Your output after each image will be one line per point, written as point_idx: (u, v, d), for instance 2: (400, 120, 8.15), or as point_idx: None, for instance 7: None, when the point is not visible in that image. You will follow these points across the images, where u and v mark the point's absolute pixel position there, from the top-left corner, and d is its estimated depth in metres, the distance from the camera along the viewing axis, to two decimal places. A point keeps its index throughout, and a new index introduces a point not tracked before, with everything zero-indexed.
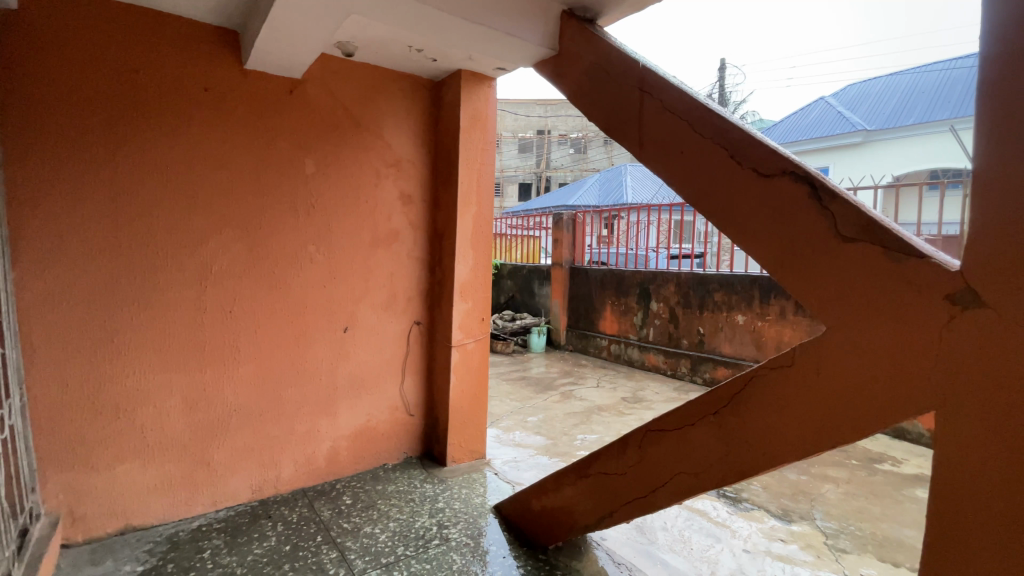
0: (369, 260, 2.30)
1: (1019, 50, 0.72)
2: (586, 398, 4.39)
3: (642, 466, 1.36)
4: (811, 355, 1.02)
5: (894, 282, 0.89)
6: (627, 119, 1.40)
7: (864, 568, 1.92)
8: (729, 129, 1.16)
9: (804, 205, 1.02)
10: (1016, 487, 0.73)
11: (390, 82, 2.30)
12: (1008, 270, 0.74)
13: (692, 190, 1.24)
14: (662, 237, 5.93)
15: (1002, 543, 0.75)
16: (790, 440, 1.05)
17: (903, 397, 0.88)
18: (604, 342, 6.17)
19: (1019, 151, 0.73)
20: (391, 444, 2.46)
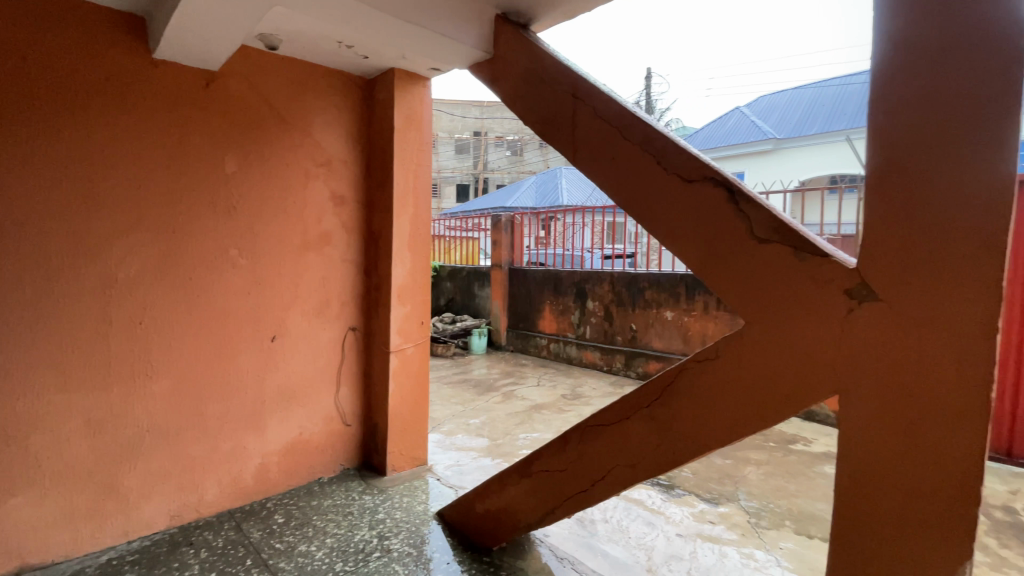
0: (300, 264, 2.20)
1: (898, 77, 0.82)
2: (527, 397, 4.45)
3: (582, 461, 1.39)
4: (732, 348, 1.08)
5: (803, 279, 0.97)
6: (562, 123, 1.43)
7: (783, 541, 2.08)
8: (656, 137, 1.22)
9: (723, 209, 1.09)
10: (906, 456, 0.84)
11: (318, 78, 2.21)
12: (899, 267, 0.84)
13: (623, 193, 1.29)
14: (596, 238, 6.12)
15: (898, 508, 0.85)
16: (716, 430, 1.10)
17: (812, 383, 0.96)
18: (544, 341, 6.28)
19: (901, 163, 0.83)
20: (327, 456, 2.35)
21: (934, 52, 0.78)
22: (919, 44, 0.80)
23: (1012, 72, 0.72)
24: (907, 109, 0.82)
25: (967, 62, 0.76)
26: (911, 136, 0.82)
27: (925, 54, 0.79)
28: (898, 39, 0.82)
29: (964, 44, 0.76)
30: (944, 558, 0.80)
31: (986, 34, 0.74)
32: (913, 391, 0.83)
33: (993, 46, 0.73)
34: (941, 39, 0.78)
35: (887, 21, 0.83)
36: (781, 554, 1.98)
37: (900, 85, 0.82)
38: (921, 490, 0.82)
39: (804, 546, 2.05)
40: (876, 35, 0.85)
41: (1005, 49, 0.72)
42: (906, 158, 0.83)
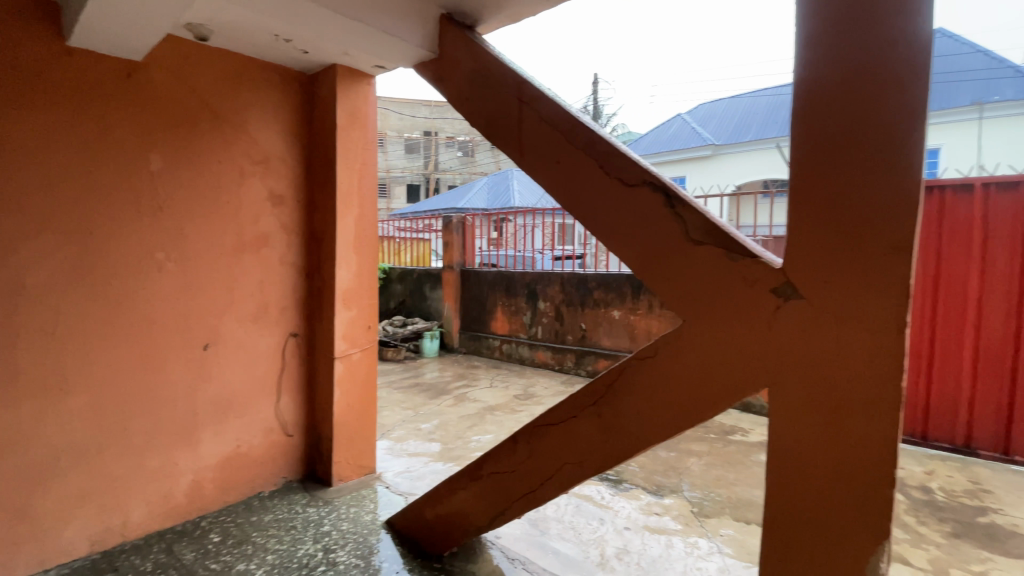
0: (235, 267, 2.08)
1: (817, 88, 0.88)
2: (479, 399, 4.44)
3: (531, 462, 1.39)
4: (672, 345, 1.11)
5: (734, 278, 1.02)
6: (507, 126, 1.44)
7: (723, 528, 2.19)
8: (599, 142, 1.24)
9: (661, 212, 1.13)
10: (827, 442, 0.90)
11: (255, 73, 2.10)
12: (818, 267, 0.90)
13: (567, 196, 1.30)
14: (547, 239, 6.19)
15: (821, 492, 0.91)
16: (657, 425, 1.14)
17: (743, 377, 1.01)
18: (496, 342, 6.29)
19: (819, 169, 0.89)
20: (267, 468, 2.24)
21: (848, 68, 0.85)
22: (835, 59, 0.86)
23: (914, 89, 0.79)
24: (825, 119, 0.88)
25: (875, 79, 0.82)
26: (829, 145, 0.88)
27: (840, 70, 0.86)
28: (816, 55, 0.88)
29: (873, 62, 0.82)
30: (861, 535, 0.87)
31: (891, 53, 0.81)
32: (832, 381, 0.89)
33: (898, 65, 0.80)
34: (853, 56, 0.84)
35: (807, 38, 0.89)
36: (722, 540, 2.08)
37: (819, 97, 0.88)
38: (840, 473, 0.89)
39: (743, 531, 2.16)
40: (797, 50, 0.91)
41: (908, 68, 0.79)
42: (824, 165, 0.89)
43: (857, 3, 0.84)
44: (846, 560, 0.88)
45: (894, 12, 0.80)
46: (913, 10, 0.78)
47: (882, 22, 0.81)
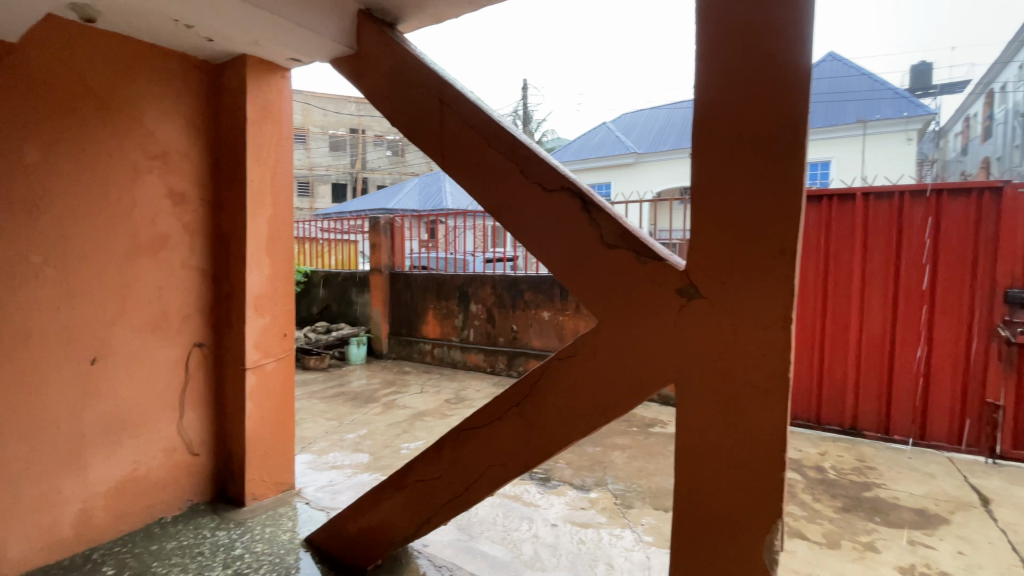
0: (128, 273, 1.88)
1: (716, 99, 0.94)
2: (408, 405, 4.36)
3: (455, 467, 1.35)
4: (589, 345, 1.13)
5: (644, 280, 1.07)
6: (428, 127, 1.40)
7: (644, 517, 2.29)
8: (519, 146, 1.24)
9: (578, 216, 1.16)
10: (727, 430, 0.97)
11: (151, 59, 1.92)
12: (716, 268, 0.96)
13: (489, 199, 1.30)
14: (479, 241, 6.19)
15: (722, 477, 0.97)
16: (576, 422, 1.14)
17: (654, 373, 1.05)
18: (427, 346, 6.21)
19: (718, 176, 0.95)
20: (168, 493, 2.05)
21: (742, 86, 0.92)
22: (731, 74, 0.93)
23: (796, 104, 0.87)
24: (724, 128, 0.94)
25: (765, 94, 0.89)
26: (728, 152, 0.94)
27: (736, 87, 0.92)
28: (715, 72, 0.94)
29: (764, 82, 0.89)
30: (758, 514, 0.94)
31: (778, 74, 0.88)
32: (730, 373, 0.96)
33: (784, 86, 0.88)
34: (745, 72, 0.91)
35: (706, 56, 0.95)
36: (642, 530, 2.18)
37: (718, 112, 0.94)
38: (738, 458, 0.95)
39: (662, 519, 2.28)
40: (698, 66, 0.96)
41: (792, 90, 0.87)
42: (722, 175, 0.95)
43: (750, 25, 0.90)
44: (745, 541, 0.95)
45: (781, 37, 0.88)
46: (795, 38, 0.86)
47: (771, 42, 0.88)
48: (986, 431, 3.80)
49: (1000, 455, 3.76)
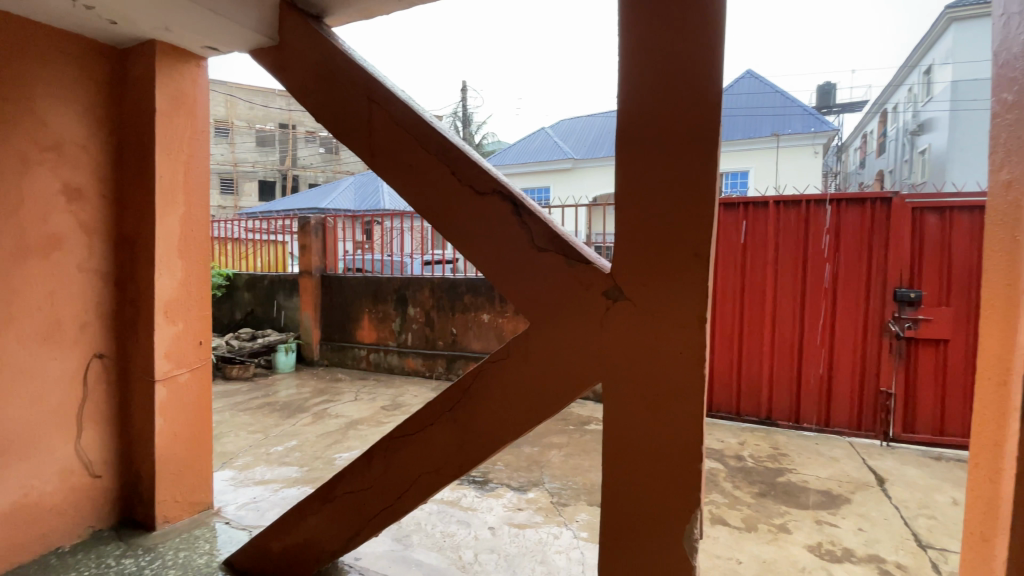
0: (12, 278, 1.67)
1: (637, 108, 0.98)
2: (340, 414, 4.52)
3: (385, 477, 1.31)
4: (520, 347, 1.13)
5: (572, 283, 1.08)
6: (355, 125, 1.35)
7: (580, 514, 2.35)
8: (450, 147, 1.21)
9: (508, 219, 1.15)
10: (651, 425, 1.00)
11: (40, 38, 1.72)
12: (640, 272, 1.00)
13: (419, 200, 1.26)
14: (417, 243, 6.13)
15: (648, 470, 1.01)
16: (508, 426, 1.13)
17: (581, 373, 1.06)
18: (363, 352, 6.13)
19: (641, 183, 0.99)
20: (63, 522, 1.83)
21: (660, 97, 0.96)
22: (651, 85, 0.97)
23: (708, 116, 0.92)
24: (646, 138, 0.98)
25: (682, 105, 0.94)
26: (650, 160, 0.98)
27: (656, 97, 0.96)
28: (636, 81, 0.98)
29: (681, 93, 0.94)
30: (680, 503, 0.98)
31: (692, 87, 0.93)
32: (653, 370, 0.99)
33: (698, 97, 0.93)
34: (662, 85, 0.96)
35: (628, 66, 0.98)
36: (578, 526, 2.24)
37: (640, 119, 0.98)
38: (661, 451, 1.00)
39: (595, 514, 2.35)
40: (621, 76, 0.99)
41: (707, 102, 0.92)
42: (644, 180, 0.99)
43: (668, 40, 0.95)
44: (668, 531, 0.99)
45: (696, 53, 0.92)
46: (709, 53, 0.91)
47: (687, 56, 0.93)
48: (880, 416, 4.25)
49: (893, 438, 4.21)
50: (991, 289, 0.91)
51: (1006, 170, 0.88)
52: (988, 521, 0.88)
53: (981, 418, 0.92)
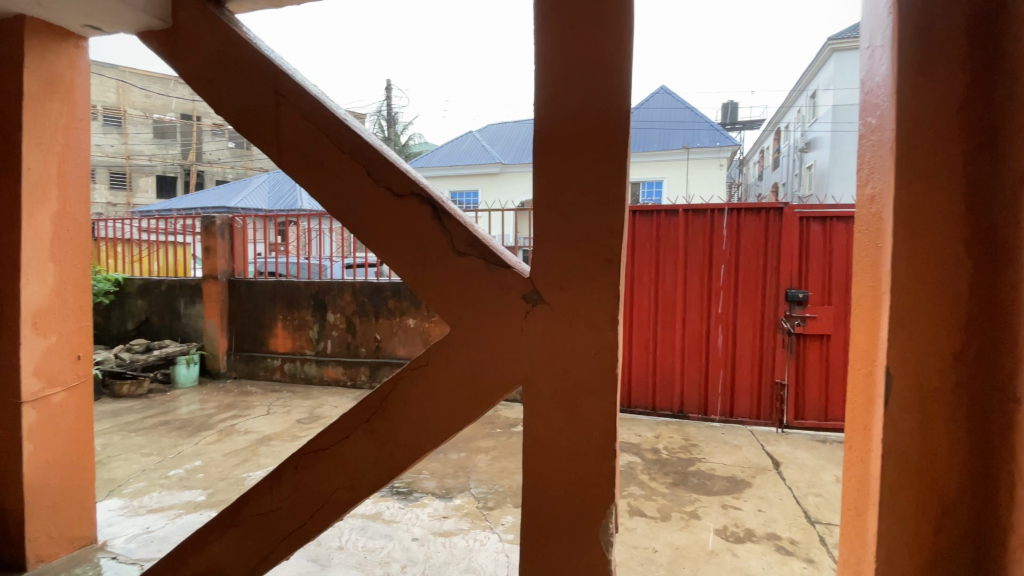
0: None
1: (554, 116, 1.00)
2: (250, 430, 4.82)
3: (296, 496, 1.22)
4: (441, 353, 1.10)
5: (492, 287, 1.07)
6: (261, 119, 1.26)
7: (504, 518, 2.52)
8: (365, 147, 1.16)
9: (427, 223, 1.11)
10: (571, 425, 1.03)
11: None
12: (562, 276, 1.02)
13: (332, 201, 1.19)
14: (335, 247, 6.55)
15: (568, 469, 1.03)
16: (429, 435, 1.10)
17: (503, 377, 1.06)
18: (276, 362, 6.43)
19: (558, 190, 1.01)
20: None
21: (574, 106, 0.99)
22: (567, 94, 0.99)
23: (618, 126, 0.96)
24: (561, 145, 1.01)
25: (596, 116, 0.98)
26: (567, 167, 1.01)
27: (571, 106, 0.99)
28: (552, 89, 1.00)
29: (593, 104, 0.98)
30: (598, 499, 1.01)
31: (604, 98, 0.97)
32: (572, 372, 1.02)
33: (610, 108, 0.97)
34: (576, 94, 0.99)
35: (544, 74, 1.00)
36: (502, 530, 2.38)
37: (557, 126, 1.01)
38: (581, 449, 1.02)
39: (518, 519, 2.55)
40: (537, 84, 1.01)
41: (617, 113, 0.96)
42: (560, 185, 1.01)
43: (583, 50, 0.98)
44: (585, 528, 1.02)
45: (609, 65, 0.96)
46: (619, 67, 0.96)
47: (600, 67, 0.97)
48: (775, 405, 4.72)
49: (786, 425, 4.68)
50: (859, 291, 1.02)
51: (869, 185, 0.99)
52: (861, 498, 0.98)
53: (853, 407, 1.02)
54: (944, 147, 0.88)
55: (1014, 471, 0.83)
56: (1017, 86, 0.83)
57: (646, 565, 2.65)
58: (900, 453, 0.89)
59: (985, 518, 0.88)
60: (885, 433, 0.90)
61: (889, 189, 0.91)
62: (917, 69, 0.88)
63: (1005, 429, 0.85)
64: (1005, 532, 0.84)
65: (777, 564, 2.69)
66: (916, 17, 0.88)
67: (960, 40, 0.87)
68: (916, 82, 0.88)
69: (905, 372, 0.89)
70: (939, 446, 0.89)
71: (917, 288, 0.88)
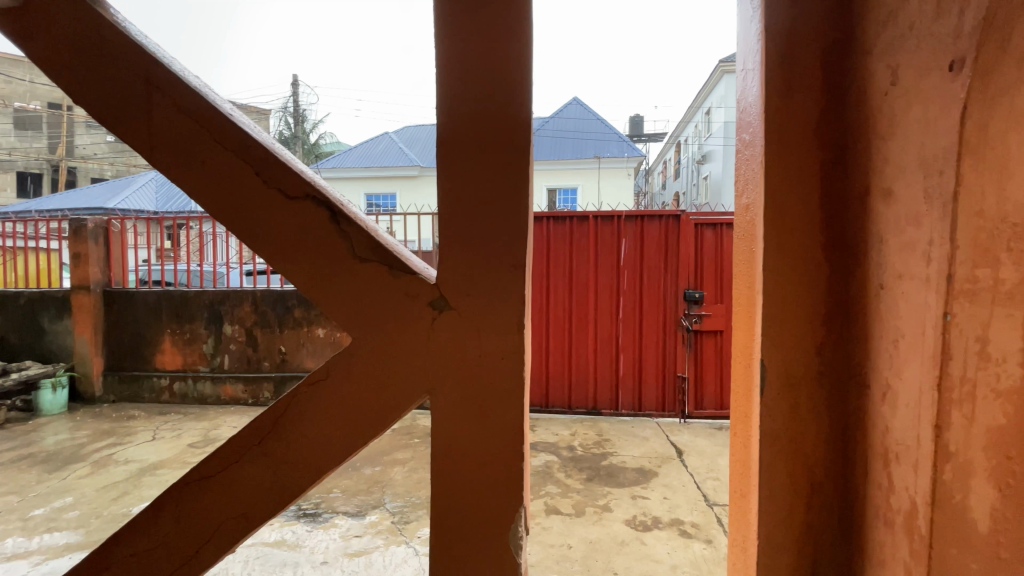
0: None
1: (456, 121, 0.99)
2: (133, 459, 4.35)
3: (177, 530, 1.09)
4: (341, 365, 1.04)
5: (396, 294, 1.03)
6: (124, 108, 1.10)
7: (415, 528, 3.31)
8: (252, 144, 1.07)
9: (324, 228, 1.04)
10: (478, 429, 1.02)
11: None
12: (471, 284, 1.01)
13: (214, 203, 1.08)
14: (232, 253, 6.23)
15: (479, 474, 1.02)
16: (330, 452, 1.04)
17: (407, 387, 1.02)
18: (164, 382, 6.01)
19: (463, 196, 1.00)
20: None
21: (476, 114, 0.99)
22: (468, 102, 0.99)
23: (519, 136, 0.98)
24: (465, 150, 1.00)
25: (498, 125, 0.98)
26: (470, 175, 1.00)
27: (474, 115, 0.99)
28: (454, 96, 0.99)
29: (496, 112, 0.98)
30: (509, 502, 1.01)
31: (506, 106, 0.97)
32: (477, 376, 1.01)
33: (511, 115, 0.97)
34: (478, 103, 0.99)
35: (445, 82, 0.99)
36: (415, 543, 3.15)
37: (460, 132, 1.00)
38: (489, 454, 1.02)
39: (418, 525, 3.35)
40: (439, 90, 1.00)
41: (518, 122, 0.97)
42: (463, 189, 1.00)
43: (484, 59, 0.98)
44: (495, 535, 1.01)
45: (513, 72, 0.97)
46: (521, 76, 0.97)
47: (503, 76, 0.97)
48: (677, 397, 5.16)
49: (688, 415, 5.14)
50: (737, 293, 1.11)
51: (745, 195, 1.08)
52: (744, 481, 1.06)
53: (736, 398, 1.11)
54: (805, 162, 0.99)
55: (867, 448, 0.95)
56: (861, 112, 0.95)
57: (562, 563, 2.75)
58: (776, 437, 0.98)
59: (847, 491, 0.99)
60: (763, 421, 0.99)
61: (760, 199, 1.00)
62: (782, 91, 0.98)
63: (859, 410, 0.97)
64: (863, 503, 0.96)
65: (680, 547, 2.89)
66: (779, 45, 0.98)
67: (815, 66, 0.99)
68: (781, 102, 0.98)
69: (778, 365, 0.98)
70: (807, 430, 0.99)
71: (787, 288, 0.98)
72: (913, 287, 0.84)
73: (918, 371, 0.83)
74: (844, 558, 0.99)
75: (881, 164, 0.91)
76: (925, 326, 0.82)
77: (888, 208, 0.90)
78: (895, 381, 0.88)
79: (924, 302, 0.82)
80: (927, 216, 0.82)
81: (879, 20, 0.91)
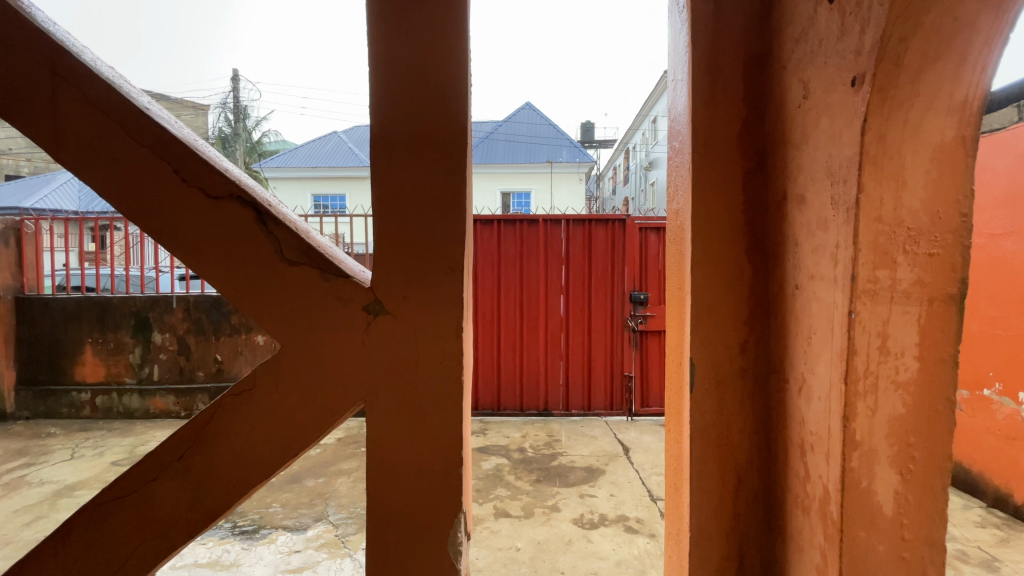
0: None
1: (390, 121, 0.97)
2: (47, 480, 4.00)
3: (83, 558, 1.01)
4: (269, 373, 0.99)
5: (328, 299, 0.99)
6: (21, 96, 1.00)
7: (358, 541, 3.23)
8: (172, 141, 1.00)
9: (250, 230, 0.99)
10: (412, 433, 1.00)
11: None
12: (409, 289, 0.99)
13: (129, 202, 1.01)
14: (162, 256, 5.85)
15: (414, 480, 1.00)
16: (260, 464, 0.99)
17: (342, 394, 0.99)
18: (85, 396, 5.58)
19: (399, 198, 0.98)
20: None
21: (414, 117, 0.97)
22: (403, 102, 0.97)
23: (457, 135, 0.97)
24: (400, 148, 0.98)
25: (435, 125, 0.97)
26: (407, 176, 0.98)
27: (410, 116, 0.97)
28: (390, 95, 0.97)
29: (434, 113, 0.97)
30: (446, 509, 1.00)
31: (445, 108, 0.96)
32: (412, 380, 0.99)
33: (449, 118, 0.97)
34: (414, 103, 0.97)
35: (378, 80, 0.97)
36: (359, 555, 3.07)
37: (395, 133, 0.98)
38: (424, 459, 1.00)
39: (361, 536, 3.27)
40: (372, 89, 0.98)
41: (455, 124, 0.97)
42: (400, 191, 0.98)
43: (420, 57, 0.96)
44: (431, 540, 1.00)
45: (451, 73, 0.96)
46: (457, 78, 0.96)
47: (440, 77, 0.96)
48: (625, 396, 5.31)
49: (635, 412, 5.30)
50: (670, 294, 1.15)
51: (675, 201, 1.12)
52: (677, 475, 1.10)
53: (670, 396, 1.15)
54: (728, 168, 1.03)
55: (786, 441, 1.00)
56: (779, 121, 1.01)
57: (509, 565, 2.75)
58: (705, 432, 1.02)
59: (770, 482, 1.04)
60: (694, 417, 1.02)
61: (688, 204, 1.04)
62: (707, 100, 1.02)
63: (779, 403, 1.02)
64: (783, 492, 1.01)
65: (625, 543, 2.96)
66: (705, 55, 1.02)
67: (737, 78, 1.04)
68: (706, 110, 1.02)
69: (705, 364, 1.02)
70: (732, 424, 1.04)
71: (714, 289, 1.02)
72: (823, 287, 0.90)
73: (828, 367, 0.89)
74: (767, 545, 1.04)
75: (795, 172, 0.97)
76: (833, 324, 0.88)
77: (801, 213, 0.96)
78: (809, 375, 0.94)
79: (832, 301, 0.88)
80: (833, 221, 0.88)
81: (793, 36, 0.97)
